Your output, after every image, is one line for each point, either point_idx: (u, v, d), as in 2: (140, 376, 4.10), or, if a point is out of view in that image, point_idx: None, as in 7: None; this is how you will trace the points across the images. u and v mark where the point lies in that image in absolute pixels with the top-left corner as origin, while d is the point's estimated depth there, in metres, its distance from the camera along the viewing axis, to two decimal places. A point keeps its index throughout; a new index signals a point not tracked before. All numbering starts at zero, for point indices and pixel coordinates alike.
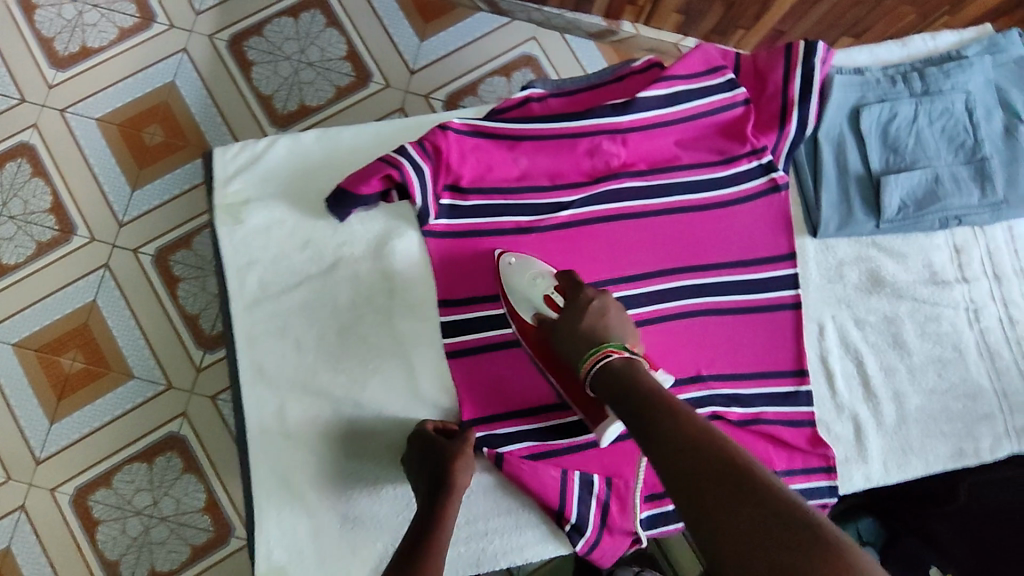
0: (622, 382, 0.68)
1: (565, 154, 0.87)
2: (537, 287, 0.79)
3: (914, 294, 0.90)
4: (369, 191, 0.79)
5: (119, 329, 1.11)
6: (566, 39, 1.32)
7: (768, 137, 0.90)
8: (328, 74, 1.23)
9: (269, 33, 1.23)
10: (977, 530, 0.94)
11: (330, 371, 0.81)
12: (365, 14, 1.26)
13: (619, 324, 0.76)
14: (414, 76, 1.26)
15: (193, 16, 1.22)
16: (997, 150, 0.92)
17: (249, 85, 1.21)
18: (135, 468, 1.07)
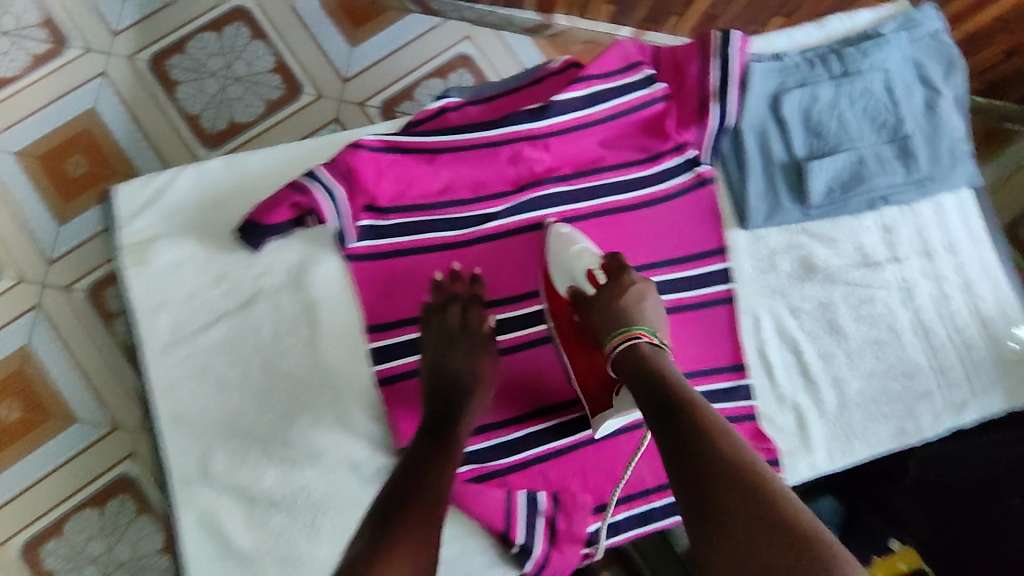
0: (645, 370, 0.67)
1: (486, 163, 0.85)
2: (582, 259, 0.79)
3: (847, 278, 0.90)
4: (281, 219, 0.76)
5: (56, 372, 1.05)
6: (501, 36, 1.29)
7: (689, 132, 0.89)
8: (258, 88, 1.19)
9: (191, 50, 1.18)
10: (943, 508, 0.93)
11: (256, 411, 0.78)
12: (292, 24, 1.22)
13: (655, 310, 0.75)
14: (347, 84, 1.22)
15: (110, 38, 1.16)
16: (919, 126, 0.93)
17: (175, 106, 1.16)
18: (86, 515, 1.02)
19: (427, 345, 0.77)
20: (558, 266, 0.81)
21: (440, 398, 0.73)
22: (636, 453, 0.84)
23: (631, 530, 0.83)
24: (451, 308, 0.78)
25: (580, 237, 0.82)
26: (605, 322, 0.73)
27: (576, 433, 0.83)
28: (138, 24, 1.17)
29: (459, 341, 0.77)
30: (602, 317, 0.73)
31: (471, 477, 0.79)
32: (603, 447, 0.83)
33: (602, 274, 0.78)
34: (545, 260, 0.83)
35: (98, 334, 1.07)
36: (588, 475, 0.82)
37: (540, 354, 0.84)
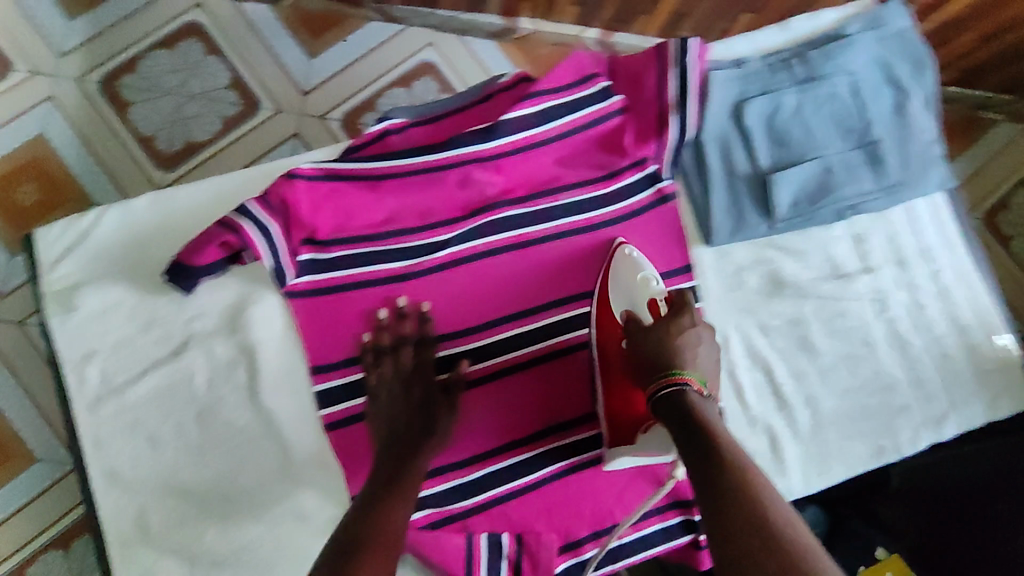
0: (688, 418, 0.61)
1: (434, 189, 0.80)
2: (646, 287, 0.75)
3: (818, 292, 0.86)
4: (211, 260, 0.71)
5: (13, 409, 0.97)
6: (466, 41, 1.21)
7: (648, 146, 0.84)
8: (214, 104, 1.12)
9: (144, 68, 1.10)
10: (930, 512, 0.91)
11: (194, 466, 0.74)
12: (246, 35, 1.13)
13: (705, 359, 0.70)
14: (307, 96, 1.16)
15: (57, 59, 1.08)
16: (888, 130, 0.89)
17: (128, 127, 1.09)
18: (52, 556, 0.95)
19: (376, 395, 0.73)
20: (618, 287, 0.77)
21: (392, 440, 0.69)
22: (603, 486, 0.79)
23: (631, 556, 0.79)
24: (403, 350, 0.75)
25: (645, 264, 0.77)
26: (654, 361, 0.67)
27: (540, 469, 0.79)
28: (84, 44, 1.09)
29: (416, 383, 0.73)
30: (654, 353, 0.68)
31: (427, 524, 0.75)
32: (568, 482, 0.79)
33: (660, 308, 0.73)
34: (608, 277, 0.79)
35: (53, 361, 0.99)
36: (556, 513, 0.78)
37: (571, 362, 0.82)
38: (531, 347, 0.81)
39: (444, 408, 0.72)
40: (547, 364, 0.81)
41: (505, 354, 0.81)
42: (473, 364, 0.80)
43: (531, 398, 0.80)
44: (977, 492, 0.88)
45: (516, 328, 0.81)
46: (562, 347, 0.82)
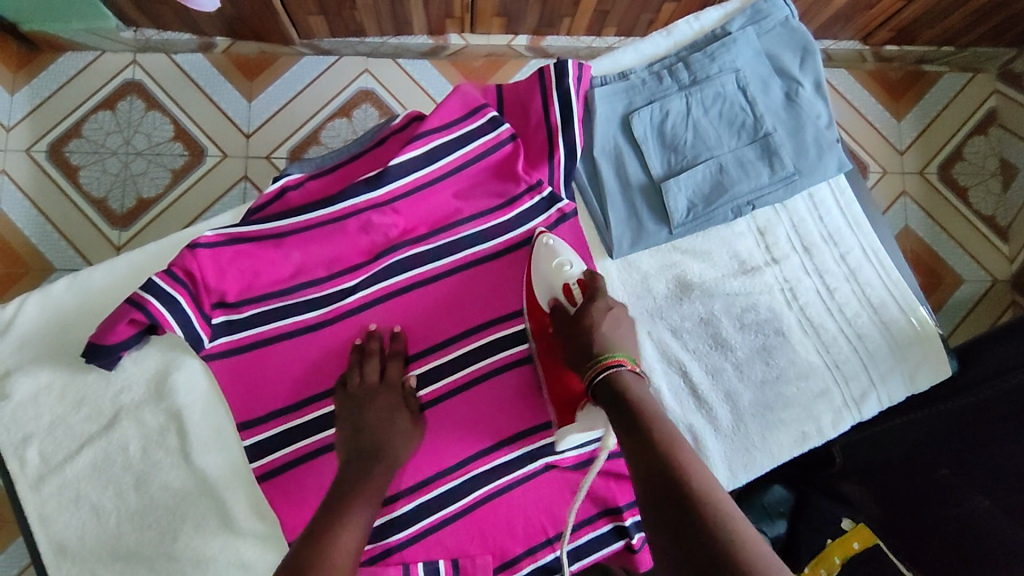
0: (622, 397, 0.65)
1: (337, 239, 0.83)
2: (562, 274, 0.78)
3: (725, 289, 0.88)
4: (124, 335, 0.75)
5: None
6: (400, 62, 1.42)
7: (541, 170, 0.87)
8: (160, 158, 1.34)
9: (88, 132, 1.34)
10: (880, 481, 0.89)
11: (136, 531, 0.77)
12: (188, 90, 1.37)
13: (629, 333, 0.75)
14: (250, 139, 1.37)
15: (5, 134, 1.32)
16: (779, 120, 0.90)
17: (78, 191, 1.31)
18: None
19: (343, 406, 0.79)
20: (537, 276, 0.80)
21: (354, 453, 0.74)
22: (533, 502, 0.82)
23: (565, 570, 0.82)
24: (368, 365, 0.80)
25: (562, 250, 0.80)
26: (586, 353, 0.71)
27: (475, 491, 0.80)
28: (30, 114, 1.33)
29: (379, 397, 0.78)
30: (588, 343, 0.71)
31: (367, 557, 0.77)
32: (500, 502, 0.81)
33: (576, 292, 0.76)
34: (530, 265, 0.82)
35: None
36: (491, 531, 0.81)
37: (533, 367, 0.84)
38: (467, 369, 0.83)
39: (406, 424, 0.78)
40: (465, 393, 0.83)
41: (454, 373, 0.83)
42: (421, 388, 0.82)
43: (470, 419, 0.82)
44: (915, 462, 0.82)
45: (454, 352, 0.84)
46: (478, 375, 0.83)
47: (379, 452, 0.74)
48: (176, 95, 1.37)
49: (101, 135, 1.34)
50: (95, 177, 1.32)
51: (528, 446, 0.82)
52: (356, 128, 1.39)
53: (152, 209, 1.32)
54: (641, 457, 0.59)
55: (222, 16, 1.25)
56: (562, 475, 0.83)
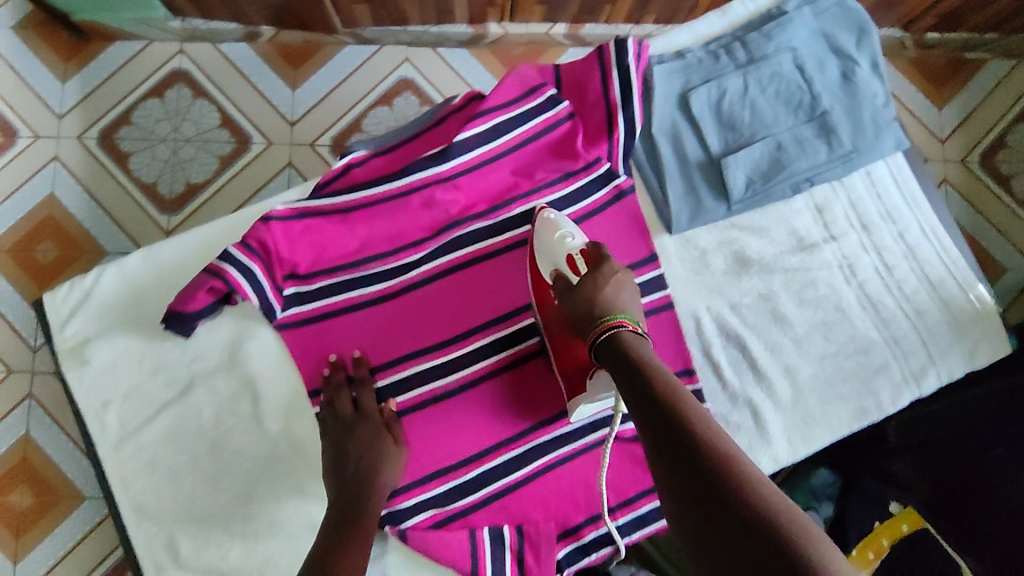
0: (623, 355, 0.64)
1: (401, 214, 0.86)
2: (563, 246, 0.77)
3: (784, 266, 0.89)
4: (202, 304, 0.78)
5: (58, 454, 1.24)
6: (439, 52, 1.45)
7: (599, 147, 0.88)
8: (209, 145, 1.38)
9: (138, 118, 1.37)
10: (935, 463, 0.90)
11: (210, 494, 0.80)
12: (234, 79, 1.40)
13: (633, 301, 0.72)
14: (294, 126, 1.39)
15: (57, 122, 1.36)
16: (836, 99, 0.90)
17: (129, 176, 1.36)
18: None
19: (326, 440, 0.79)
20: (540, 251, 0.79)
21: (342, 481, 0.76)
22: (594, 472, 0.85)
23: (625, 539, 0.85)
24: (341, 398, 0.80)
25: (565, 224, 0.79)
26: (587, 314, 0.69)
27: (541, 458, 0.84)
28: (82, 102, 1.37)
29: (359, 426, 0.79)
30: (585, 310, 0.69)
31: (430, 522, 0.80)
32: (561, 472, 0.84)
33: (582, 263, 0.75)
34: (533, 242, 0.81)
35: None
36: (555, 497, 0.84)
37: (534, 366, 0.86)
38: (449, 378, 0.84)
39: (388, 447, 0.77)
40: (512, 370, 0.85)
41: (433, 382, 0.83)
42: (396, 397, 0.82)
43: (531, 389, 0.85)
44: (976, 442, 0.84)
45: (509, 328, 0.86)
46: (458, 385, 0.83)
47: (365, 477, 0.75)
48: (222, 84, 1.40)
49: (151, 122, 1.38)
50: (145, 163, 1.36)
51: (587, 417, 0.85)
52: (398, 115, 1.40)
53: (202, 193, 1.36)
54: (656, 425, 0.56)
55: (268, 6, 1.28)
56: (624, 446, 0.86)
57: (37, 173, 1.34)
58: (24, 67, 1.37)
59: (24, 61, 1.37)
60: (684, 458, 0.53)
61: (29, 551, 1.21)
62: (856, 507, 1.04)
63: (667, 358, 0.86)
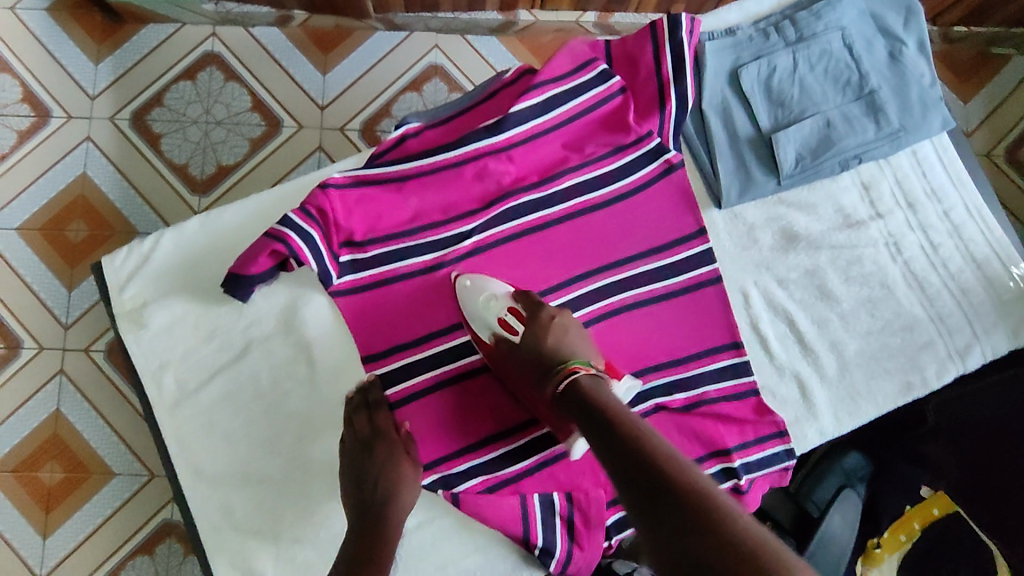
0: (586, 399, 0.70)
1: (453, 185, 0.87)
2: (493, 308, 0.80)
3: (831, 242, 0.90)
4: (264, 268, 0.79)
5: (85, 429, 1.24)
6: (468, 39, 1.43)
7: (651, 121, 0.89)
8: (239, 128, 1.36)
9: (170, 100, 1.36)
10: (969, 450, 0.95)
11: (266, 457, 0.81)
12: (265, 62, 1.38)
13: (579, 337, 0.79)
14: (324, 110, 1.38)
15: (90, 102, 1.35)
16: (884, 78, 0.91)
17: (160, 157, 1.34)
18: (140, 561, 1.22)
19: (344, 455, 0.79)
20: (472, 317, 0.81)
21: (362, 505, 0.76)
22: None
23: None
24: (357, 420, 0.80)
25: (486, 284, 0.82)
26: (540, 364, 0.76)
27: None
28: (114, 84, 1.36)
29: (376, 446, 0.78)
30: (539, 361, 0.76)
31: (484, 486, 0.82)
32: None
33: (516, 319, 0.79)
34: (460, 309, 0.83)
35: (120, 387, 1.26)
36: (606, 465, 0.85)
37: (470, 387, 0.84)
38: (426, 375, 0.83)
39: (406, 468, 0.78)
40: None
41: (408, 381, 0.83)
42: (387, 390, 0.82)
43: None
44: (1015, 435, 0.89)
45: (559, 299, 0.87)
46: (439, 380, 0.83)
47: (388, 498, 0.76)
48: (253, 66, 1.38)
49: (183, 104, 1.36)
50: (176, 144, 1.34)
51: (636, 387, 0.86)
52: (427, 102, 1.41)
53: (233, 175, 1.35)
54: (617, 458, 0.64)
55: None
56: (675, 416, 0.86)
57: (68, 155, 1.33)
58: (56, 45, 1.35)
59: (56, 42, 1.36)
60: (644, 484, 0.60)
61: (61, 524, 1.22)
62: (889, 487, 1.07)
63: (715, 331, 0.88)
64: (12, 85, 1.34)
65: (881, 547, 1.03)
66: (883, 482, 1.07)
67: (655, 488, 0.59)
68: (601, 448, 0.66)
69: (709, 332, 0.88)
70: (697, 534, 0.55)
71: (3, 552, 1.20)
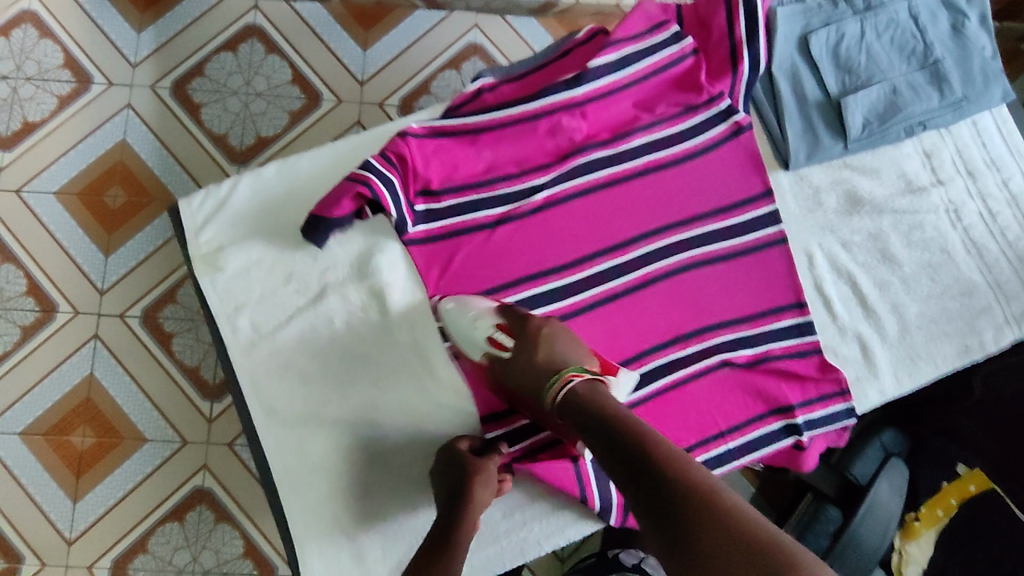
0: (584, 407, 0.72)
1: (527, 139, 0.87)
2: (480, 328, 0.79)
3: (894, 207, 0.92)
4: (346, 211, 0.80)
5: (122, 396, 1.18)
6: (508, 20, 1.36)
7: (723, 82, 0.91)
8: (279, 100, 1.28)
9: (211, 71, 1.27)
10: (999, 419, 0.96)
11: (339, 399, 0.83)
12: (305, 35, 1.30)
13: (569, 344, 0.78)
14: (364, 86, 1.30)
15: (131, 70, 1.26)
16: (948, 49, 0.93)
17: (202, 129, 1.26)
18: (169, 528, 1.16)
19: (437, 465, 0.79)
20: (460, 337, 0.81)
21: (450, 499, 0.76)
22: (705, 398, 0.86)
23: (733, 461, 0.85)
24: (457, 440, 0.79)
25: (470, 303, 0.80)
26: (536, 380, 0.77)
27: (668, 376, 0.86)
28: (155, 53, 1.27)
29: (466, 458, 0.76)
30: (532, 378, 0.77)
31: (523, 454, 0.82)
32: (674, 395, 0.86)
33: (506, 335, 0.79)
34: (449, 334, 0.82)
35: (156, 355, 1.20)
36: (665, 424, 0.85)
37: None
38: None
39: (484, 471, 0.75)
40: (625, 298, 0.87)
41: None
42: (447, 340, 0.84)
43: (652, 313, 0.87)
44: None
45: (630, 254, 0.88)
46: None
47: (465, 500, 0.75)
48: (295, 41, 1.30)
49: (224, 75, 1.28)
50: (217, 115, 1.26)
51: (703, 343, 0.87)
52: (466, 81, 1.33)
53: (272, 147, 1.26)
54: (618, 461, 0.67)
55: None
56: (735, 374, 0.87)
57: (107, 122, 1.25)
58: (91, 3, 1.27)
59: (99, 8, 1.28)
60: (646, 486, 0.64)
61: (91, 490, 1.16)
62: (925, 465, 1.04)
63: (780, 291, 0.89)
64: (53, 51, 1.26)
65: (920, 520, 1.01)
66: (918, 461, 1.05)
67: (656, 489, 0.63)
68: (602, 452, 0.68)
69: (773, 292, 0.89)
70: (702, 531, 0.59)
71: (30, 512, 1.14)
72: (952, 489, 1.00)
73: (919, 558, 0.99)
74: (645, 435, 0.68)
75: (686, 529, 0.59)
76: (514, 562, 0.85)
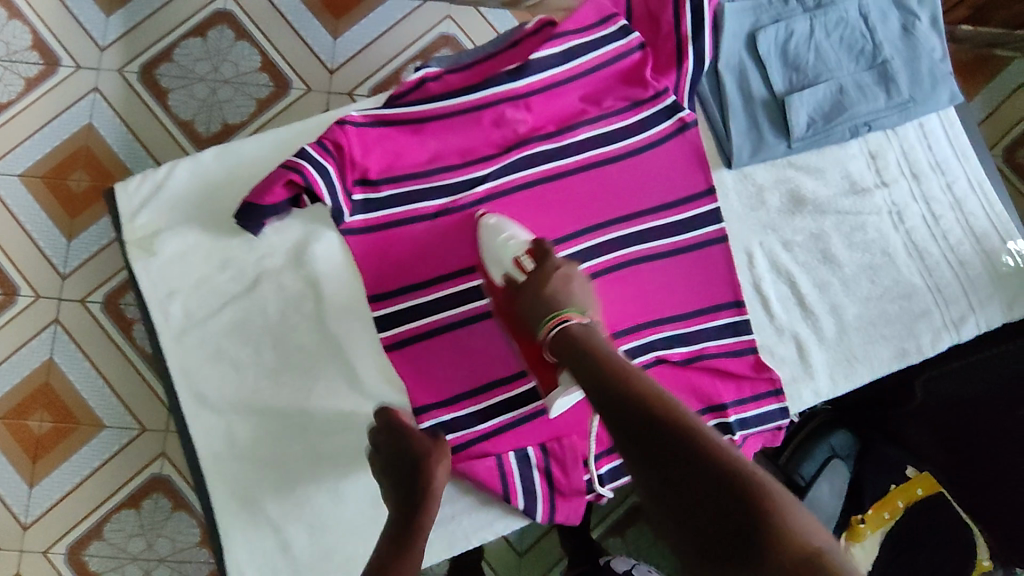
0: (574, 345, 0.69)
1: (471, 129, 0.87)
2: (510, 248, 0.81)
3: (836, 208, 0.92)
4: (278, 199, 0.80)
5: (81, 382, 1.17)
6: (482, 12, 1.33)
7: (667, 77, 0.90)
8: (246, 88, 1.26)
9: (178, 57, 1.26)
10: (941, 422, 0.90)
11: (272, 387, 0.82)
12: (275, 22, 1.28)
13: (584, 291, 0.76)
14: (334, 75, 1.28)
15: (98, 53, 1.24)
16: (896, 49, 0.92)
17: (168, 114, 1.24)
18: (125, 515, 1.15)
19: (381, 457, 0.76)
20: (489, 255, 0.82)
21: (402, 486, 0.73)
22: None
23: None
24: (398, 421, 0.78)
25: (509, 227, 0.83)
26: (536, 310, 0.74)
27: None
28: (124, 36, 1.25)
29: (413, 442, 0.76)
30: (535, 307, 0.74)
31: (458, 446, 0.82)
32: None
33: (529, 262, 0.79)
34: (478, 249, 0.84)
35: (117, 342, 1.18)
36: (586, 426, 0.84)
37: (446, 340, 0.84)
38: (406, 326, 0.83)
39: (433, 451, 0.75)
40: None
41: (395, 327, 0.83)
42: (381, 332, 0.83)
43: None
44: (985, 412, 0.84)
45: (571, 249, 0.87)
46: (411, 334, 0.83)
47: (422, 486, 0.72)
48: (265, 27, 1.28)
49: (190, 61, 1.26)
50: (182, 101, 1.24)
51: (640, 339, 0.86)
52: None
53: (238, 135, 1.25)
54: (604, 396, 0.62)
55: None
56: (669, 372, 0.87)
57: (72, 106, 1.23)
58: None
59: None
60: (630, 421, 0.59)
61: (47, 474, 1.15)
62: (871, 467, 1.04)
63: (720, 289, 0.89)
64: (22, 32, 1.24)
65: (865, 523, 0.99)
66: (866, 460, 1.04)
67: (640, 423, 0.59)
68: (590, 388, 0.64)
69: (713, 289, 0.89)
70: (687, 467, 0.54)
71: None
72: (898, 493, 1.00)
73: (862, 562, 0.98)
74: (635, 375, 0.63)
75: (671, 462, 0.55)
76: (440, 555, 0.84)
